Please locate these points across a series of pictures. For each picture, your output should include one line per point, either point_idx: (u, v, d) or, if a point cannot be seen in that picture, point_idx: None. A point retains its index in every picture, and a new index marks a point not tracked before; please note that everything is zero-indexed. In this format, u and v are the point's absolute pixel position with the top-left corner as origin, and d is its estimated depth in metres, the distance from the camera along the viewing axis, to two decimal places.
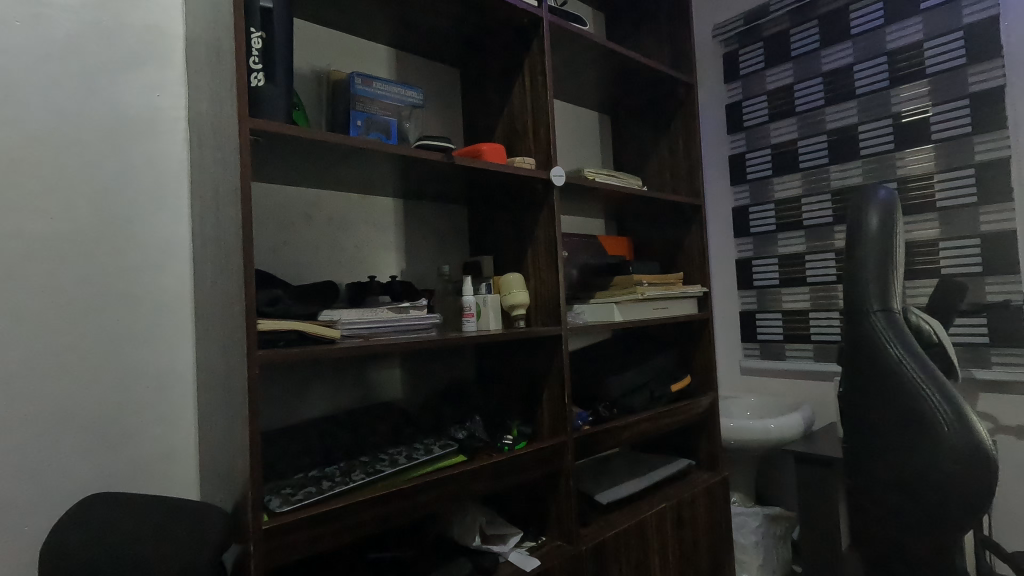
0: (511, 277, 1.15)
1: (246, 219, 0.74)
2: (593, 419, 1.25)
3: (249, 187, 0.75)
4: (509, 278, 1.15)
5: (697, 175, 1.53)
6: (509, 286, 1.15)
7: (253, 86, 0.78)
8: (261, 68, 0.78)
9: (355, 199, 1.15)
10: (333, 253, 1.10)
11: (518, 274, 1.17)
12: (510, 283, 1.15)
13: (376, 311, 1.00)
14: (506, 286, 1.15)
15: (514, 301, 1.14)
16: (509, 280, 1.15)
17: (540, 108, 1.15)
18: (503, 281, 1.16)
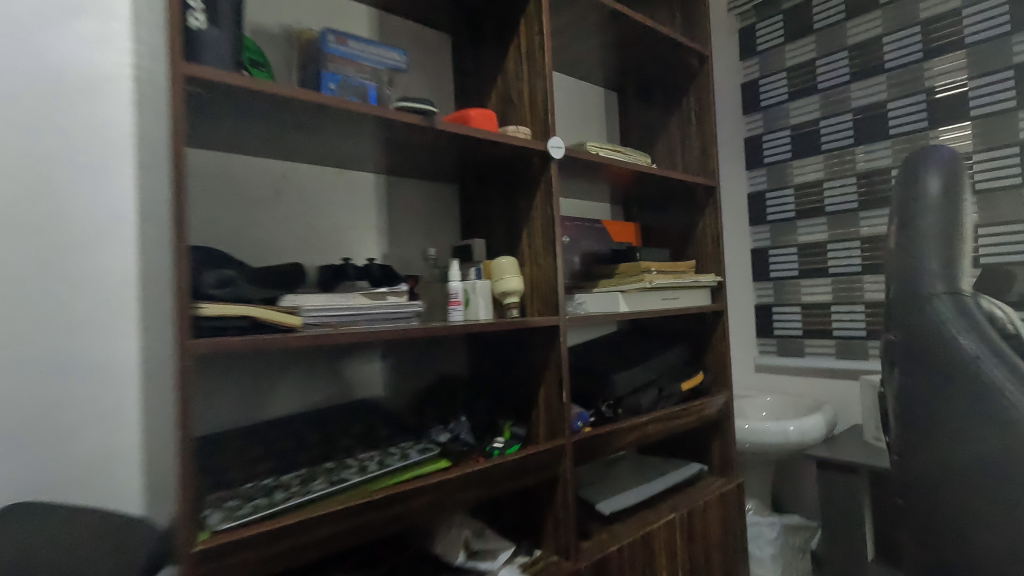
0: (503, 261, 1.02)
1: (180, 184, 0.62)
2: (596, 420, 1.13)
3: (184, 145, 0.63)
4: (500, 262, 1.02)
5: (711, 155, 1.40)
6: (501, 272, 1.02)
7: (192, 27, 0.66)
8: (202, 8, 0.66)
9: (332, 174, 1.03)
10: (305, 233, 0.99)
11: (511, 257, 1.04)
12: (502, 268, 1.02)
13: (347, 297, 0.88)
14: (497, 271, 1.02)
15: (506, 289, 1.01)
16: (501, 264, 1.02)
17: (536, 73, 1.03)
18: (495, 266, 1.03)
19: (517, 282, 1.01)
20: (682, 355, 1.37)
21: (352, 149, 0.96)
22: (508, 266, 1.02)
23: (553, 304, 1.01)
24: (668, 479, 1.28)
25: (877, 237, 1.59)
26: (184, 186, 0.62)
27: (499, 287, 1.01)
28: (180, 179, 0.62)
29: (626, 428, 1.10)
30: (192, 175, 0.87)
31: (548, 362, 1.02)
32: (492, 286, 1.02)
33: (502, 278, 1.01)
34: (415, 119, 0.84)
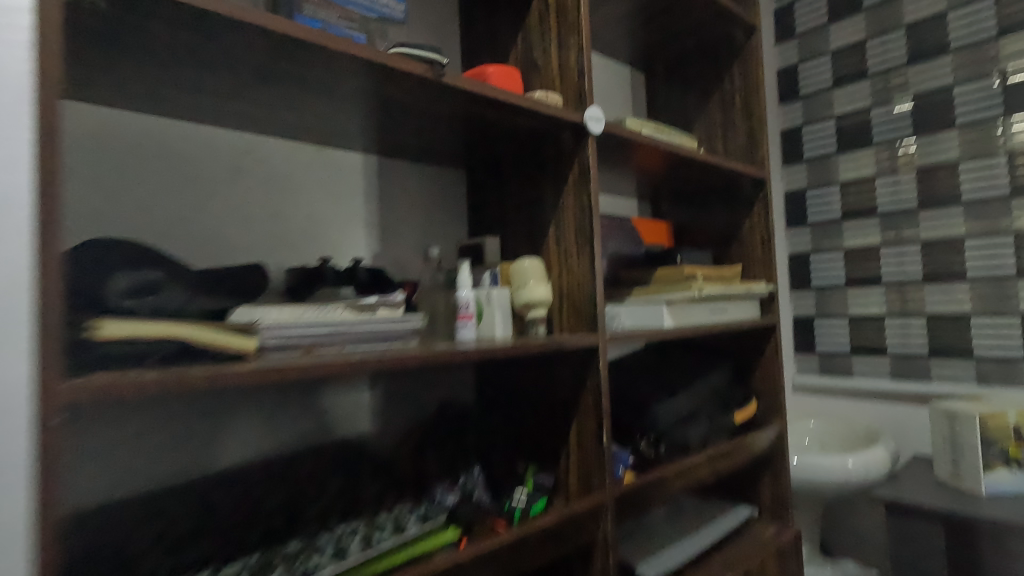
0: (527, 263, 0.80)
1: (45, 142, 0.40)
2: (636, 462, 0.91)
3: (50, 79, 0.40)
4: (524, 265, 0.81)
5: (760, 142, 1.20)
6: (524, 277, 0.80)
7: None
8: None
9: (309, 151, 0.82)
10: (273, 225, 0.77)
11: (535, 259, 0.82)
12: (525, 272, 0.80)
13: (324, 309, 0.66)
14: (519, 275, 0.81)
15: (530, 298, 0.79)
16: (524, 266, 0.81)
17: (567, 27, 0.82)
18: (516, 269, 0.82)
19: (544, 292, 0.79)
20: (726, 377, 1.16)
21: (334, 117, 0.75)
22: (532, 270, 0.80)
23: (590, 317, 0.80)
24: (715, 528, 1.06)
25: (941, 241, 1.39)
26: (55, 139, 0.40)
27: (520, 296, 0.79)
28: (49, 127, 0.40)
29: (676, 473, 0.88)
30: (105, 143, 0.64)
31: (585, 392, 0.80)
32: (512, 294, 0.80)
33: (525, 285, 0.79)
34: (417, 68, 0.62)
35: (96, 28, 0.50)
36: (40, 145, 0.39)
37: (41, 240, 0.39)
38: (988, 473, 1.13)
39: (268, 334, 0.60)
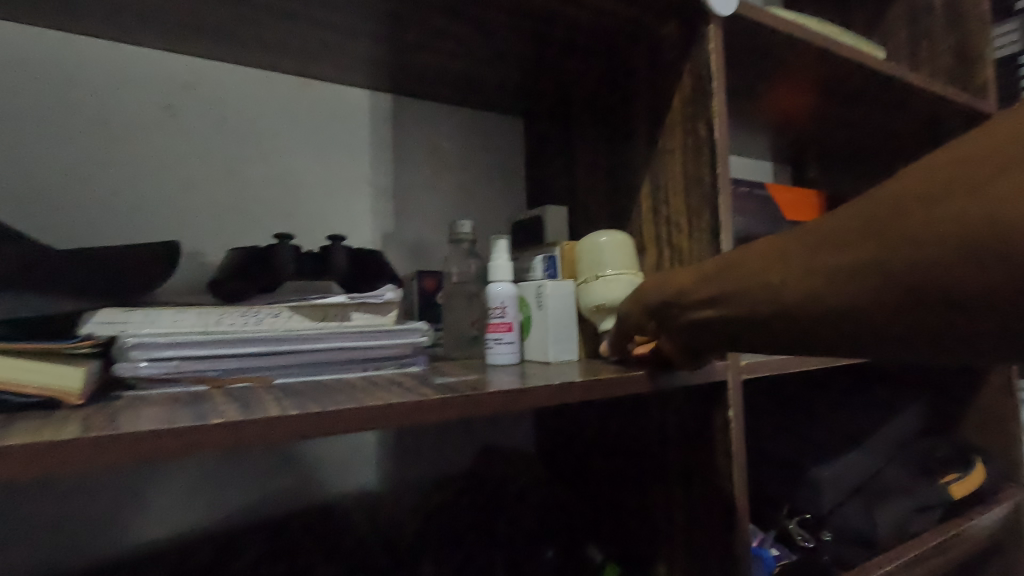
0: (614, 239, 0.49)
1: None
2: (788, 563, 0.57)
3: None
4: (608, 240, 0.49)
5: (978, 59, 0.78)
6: (615, 262, 0.49)
7: None
8: None
9: (286, 87, 0.57)
10: (227, 191, 0.53)
11: (619, 234, 0.50)
12: (616, 253, 0.49)
13: (257, 316, 0.40)
14: (600, 261, 0.49)
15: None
16: (613, 242, 0.49)
17: None
18: (592, 247, 0.50)
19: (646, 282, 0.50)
20: (925, 420, 0.76)
21: (304, 17, 0.49)
22: (629, 250, 0.49)
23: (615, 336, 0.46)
24: None
25: None
26: None
27: (616, 294, 0.48)
28: None
29: None
30: None
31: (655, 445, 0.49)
32: (602, 292, 0.48)
33: (621, 275, 0.49)
34: None
35: None
36: None
37: None
38: None
39: (141, 359, 0.35)
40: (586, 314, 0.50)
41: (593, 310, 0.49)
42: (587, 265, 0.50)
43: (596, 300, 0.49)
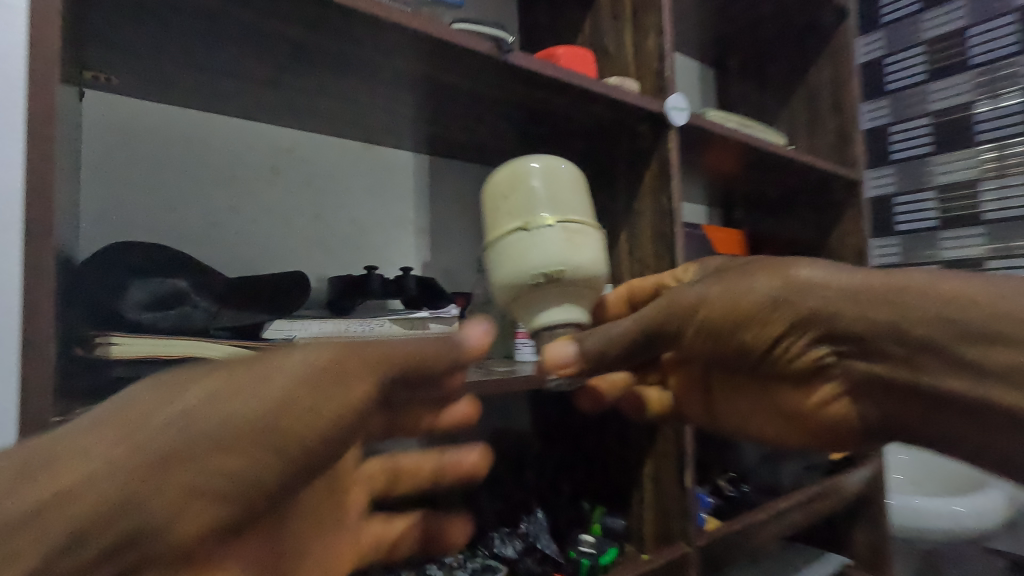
0: (542, 166, 0.52)
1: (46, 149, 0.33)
2: (719, 506, 0.80)
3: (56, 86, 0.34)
4: (540, 179, 0.51)
5: (853, 139, 1.06)
6: (553, 201, 0.50)
7: None
8: None
9: (355, 148, 0.74)
10: (314, 231, 0.70)
11: (549, 164, 0.53)
12: (555, 191, 0.51)
13: (371, 325, 0.57)
14: (538, 192, 0.51)
15: (584, 232, 0.50)
16: (547, 180, 0.51)
17: (646, 6, 0.71)
18: (525, 190, 0.51)
19: (588, 216, 0.52)
20: None
21: (382, 110, 0.67)
22: (560, 174, 0.52)
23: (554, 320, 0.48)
24: None
25: None
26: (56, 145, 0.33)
27: (564, 223, 0.49)
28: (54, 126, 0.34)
29: (768, 519, 0.76)
30: (132, 140, 0.58)
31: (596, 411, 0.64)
32: (553, 237, 0.48)
33: (564, 207, 0.51)
34: (481, 46, 0.54)
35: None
36: (39, 153, 0.33)
37: (39, 257, 0.33)
38: None
39: None
40: (538, 279, 0.47)
41: (547, 267, 0.47)
42: (526, 214, 0.50)
43: (550, 249, 0.47)
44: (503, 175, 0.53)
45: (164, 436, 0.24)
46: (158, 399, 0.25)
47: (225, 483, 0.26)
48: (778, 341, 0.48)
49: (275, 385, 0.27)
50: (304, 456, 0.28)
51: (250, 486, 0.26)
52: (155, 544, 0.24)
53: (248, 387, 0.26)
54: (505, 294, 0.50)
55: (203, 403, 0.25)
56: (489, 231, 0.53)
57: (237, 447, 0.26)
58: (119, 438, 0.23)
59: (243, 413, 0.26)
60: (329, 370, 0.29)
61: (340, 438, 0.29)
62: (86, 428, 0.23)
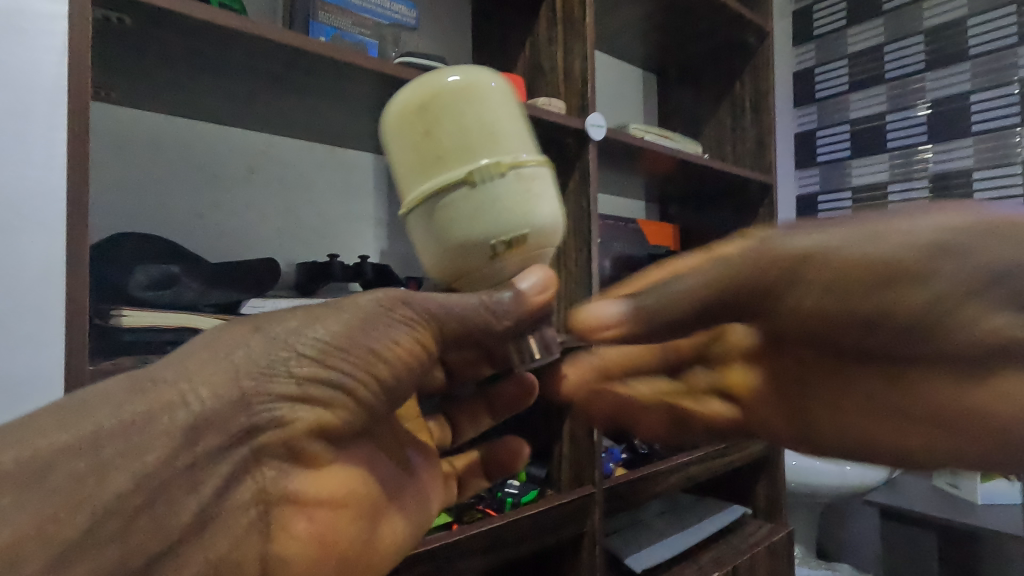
0: (467, 80, 0.39)
1: (79, 167, 0.45)
2: (629, 460, 0.95)
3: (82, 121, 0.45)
4: (470, 110, 0.39)
5: (768, 147, 1.20)
6: (492, 139, 0.39)
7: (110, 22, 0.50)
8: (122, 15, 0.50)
9: (322, 150, 0.85)
10: (285, 222, 0.81)
11: (475, 75, 0.40)
12: (495, 121, 0.40)
13: None
14: (475, 124, 0.39)
15: (540, 173, 0.41)
16: (480, 109, 0.39)
17: (574, 35, 0.84)
18: (456, 125, 0.39)
19: (533, 150, 0.42)
20: None
21: (343, 121, 0.78)
22: (489, 88, 0.40)
23: (505, 284, 0.42)
24: (704, 526, 1.10)
25: None
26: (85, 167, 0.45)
27: (517, 169, 0.40)
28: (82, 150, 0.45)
29: (666, 470, 0.91)
30: (128, 144, 0.68)
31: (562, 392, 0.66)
32: (511, 190, 0.39)
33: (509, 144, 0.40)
34: (422, 78, 0.65)
35: (123, 39, 0.53)
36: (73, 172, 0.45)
37: (74, 244, 0.45)
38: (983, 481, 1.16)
39: None
40: (502, 245, 0.40)
41: (513, 231, 0.40)
42: (466, 159, 0.39)
43: (512, 208, 0.39)
44: (413, 102, 0.39)
45: (282, 351, 0.36)
46: (278, 321, 0.37)
47: (317, 389, 0.37)
48: (933, 306, 0.39)
49: (352, 318, 0.39)
50: (370, 377, 0.40)
51: (333, 388, 0.38)
52: (271, 418, 0.37)
53: (331, 318, 0.38)
54: (453, 267, 0.41)
55: (308, 325, 0.37)
56: (409, 185, 0.40)
57: (326, 362, 0.37)
58: (242, 348, 0.35)
59: (332, 333, 0.38)
60: (397, 312, 0.40)
61: (403, 360, 0.40)
62: (222, 339, 0.36)
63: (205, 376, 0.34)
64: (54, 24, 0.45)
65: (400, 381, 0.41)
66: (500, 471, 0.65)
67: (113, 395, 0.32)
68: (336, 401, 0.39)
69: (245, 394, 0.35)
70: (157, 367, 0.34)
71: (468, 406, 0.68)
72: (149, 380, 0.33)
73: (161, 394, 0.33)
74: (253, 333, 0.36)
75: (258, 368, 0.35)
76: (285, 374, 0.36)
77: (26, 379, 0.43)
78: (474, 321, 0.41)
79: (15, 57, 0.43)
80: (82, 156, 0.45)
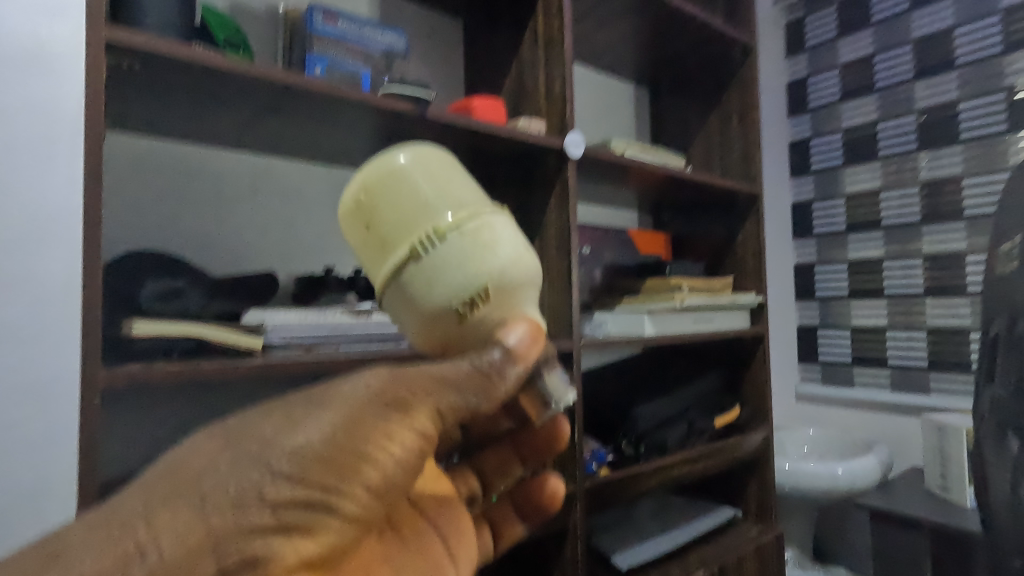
0: (416, 158, 0.43)
1: (93, 193, 0.51)
2: (613, 461, 0.99)
3: (96, 153, 0.51)
4: (422, 182, 0.42)
5: (754, 158, 1.24)
6: (447, 203, 0.42)
7: (121, 68, 0.57)
8: (131, 62, 0.56)
9: (320, 170, 0.91)
10: (285, 238, 0.87)
11: (424, 154, 0.44)
12: (428, 193, 0.42)
13: (326, 312, 0.74)
14: (426, 194, 0.42)
15: (486, 224, 0.41)
16: (412, 186, 0.42)
17: (554, 60, 0.89)
18: (409, 200, 0.42)
19: (489, 205, 0.44)
20: (716, 385, 1.21)
21: (337, 146, 0.84)
22: (436, 161, 0.44)
23: (488, 343, 0.41)
24: (693, 527, 1.12)
25: (945, 255, 1.41)
26: (97, 192, 0.51)
27: (475, 228, 0.41)
28: (94, 177, 0.51)
29: (649, 470, 0.95)
30: (138, 167, 0.74)
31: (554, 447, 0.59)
32: (455, 251, 0.40)
33: (463, 208, 0.42)
34: (405, 106, 0.71)
35: (132, 79, 0.60)
36: (87, 197, 0.51)
37: (88, 259, 0.50)
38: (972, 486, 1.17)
39: (274, 334, 0.68)
40: (467, 304, 0.40)
41: (471, 288, 0.40)
42: (406, 233, 0.41)
43: (462, 266, 0.40)
44: (353, 202, 0.43)
45: (255, 474, 0.34)
46: (254, 435, 0.36)
47: (297, 508, 0.35)
48: None
49: (333, 415, 0.37)
50: (359, 484, 0.37)
51: (320, 506, 0.36)
52: (243, 559, 0.33)
53: (313, 418, 0.37)
54: (433, 339, 0.42)
55: (283, 434, 0.36)
56: (372, 274, 0.43)
57: (306, 476, 0.35)
58: (210, 474, 0.34)
59: (316, 442, 0.36)
60: (384, 402, 0.39)
61: (394, 460, 0.39)
62: (190, 464, 0.35)
63: (166, 519, 0.33)
64: (77, 62, 0.51)
65: (395, 481, 0.39)
66: (536, 510, 0.61)
67: (73, 546, 0.32)
68: (328, 521, 0.36)
69: (211, 533, 0.33)
70: (121, 505, 0.34)
71: (495, 455, 0.60)
72: (116, 519, 0.33)
73: (120, 542, 0.32)
74: (223, 452, 0.35)
75: (228, 499, 0.34)
76: (258, 501, 0.34)
77: (53, 378, 0.49)
78: (469, 390, 0.40)
79: (36, 89, 0.49)
80: (94, 182, 0.51)
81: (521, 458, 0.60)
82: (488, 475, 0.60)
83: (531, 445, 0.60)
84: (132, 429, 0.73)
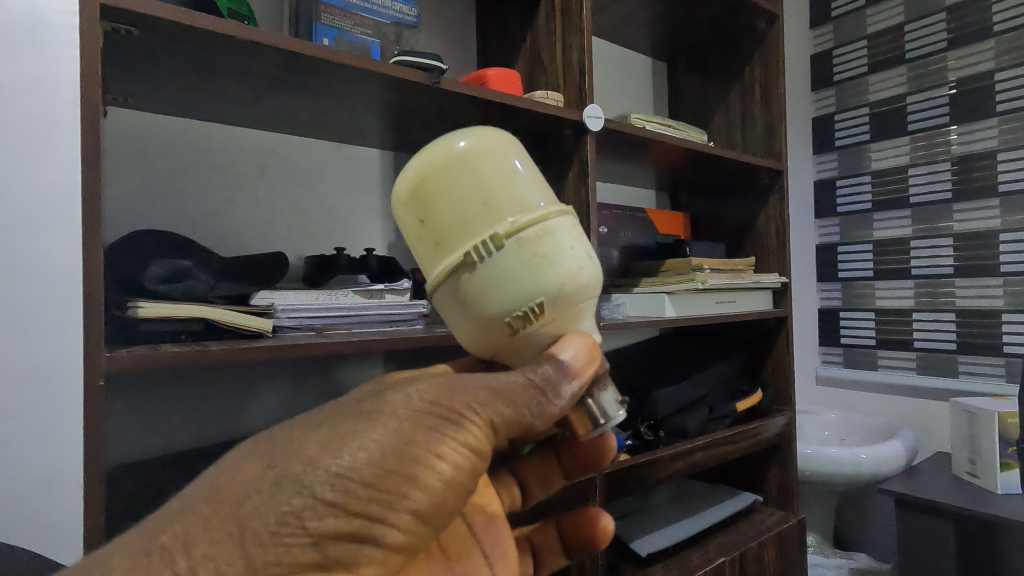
0: (477, 147, 0.39)
1: (92, 163, 0.48)
2: (633, 447, 0.97)
3: (90, 120, 0.48)
4: (484, 177, 0.38)
5: (778, 133, 1.19)
6: (509, 203, 0.38)
7: (119, 35, 0.53)
8: (132, 28, 0.53)
9: (331, 148, 0.89)
10: (296, 217, 0.85)
11: (487, 138, 0.40)
12: (487, 191, 0.38)
13: (338, 293, 0.72)
14: (487, 191, 0.38)
15: (547, 231, 0.38)
16: (470, 181, 0.38)
17: (572, 29, 0.85)
18: (467, 197, 0.38)
19: (554, 206, 0.40)
20: (737, 367, 1.17)
21: (344, 122, 0.81)
22: (499, 150, 0.39)
23: (541, 357, 0.39)
24: (714, 514, 1.10)
25: (976, 233, 1.36)
26: (95, 163, 0.48)
27: (538, 233, 0.37)
28: (92, 149, 0.48)
29: (670, 455, 0.92)
30: (139, 148, 0.72)
31: (595, 466, 0.56)
32: (511, 262, 0.37)
33: (526, 210, 0.38)
34: (419, 77, 0.68)
35: (128, 48, 0.57)
36: (87, 169, 0.48)
37: (90, 238, 0.47)
38: (1004, 471, 1.13)
39: (284, 316, 0.66)
40: (520, 319, 0.37)
41: (526, 302, 0.37)
42: (462, 236, 0.38)
43: (520, 279, 0.37)
44: (404, 191, 0.39)
45: (295, 500, 0.31)
46: (295, 454, 0.32)
47: (339, 541, 0.32)
48: None
49: (384, 432, 0.34)
50: (404, 511, 0.34)
51: (362, 538, 0.33)
52: None
53: (362, 434, 0.33)
54: (485, 343, 0.40)
55: (328, 455, 0.32)
56: (424, 269, 0.40)
57: (350, 505, 0.32)
58: (250, 499, 0.31)
59: (360, 466, 0.33)
60: (439, 412, 0.36)
61: (445, 481, 0.35)
62: (234, 482, 0.32)
63: (204, 549, 0.29)
64: (73, 34, 0.48)
65: (444, 504, 0.36)
66: (580, 548, 0.59)
67: (112, 570, 0.28)
68: (368, 555, 0.33)
69: (250, 568, 0.30)
70: (163, 524, 0.30)
71: (539, 464, 0.58)
72: (155, 544, 0.29)
73: (157, 572, 0.28)
74: (265, 473, 0.32)
75: (266, 530, 0.30)
76: (298, 531, 0.31)
77: (55, 367, 0.46)
78: (524, 404, 0.38)
79: (32, 66, 0.46)
80: (92, 152, 0.48)
81: (565, 472, 0.58)
82: (529, 484, 0.58)
83: (576, 460, 0.56)
84: (151, 417, 0.73)
